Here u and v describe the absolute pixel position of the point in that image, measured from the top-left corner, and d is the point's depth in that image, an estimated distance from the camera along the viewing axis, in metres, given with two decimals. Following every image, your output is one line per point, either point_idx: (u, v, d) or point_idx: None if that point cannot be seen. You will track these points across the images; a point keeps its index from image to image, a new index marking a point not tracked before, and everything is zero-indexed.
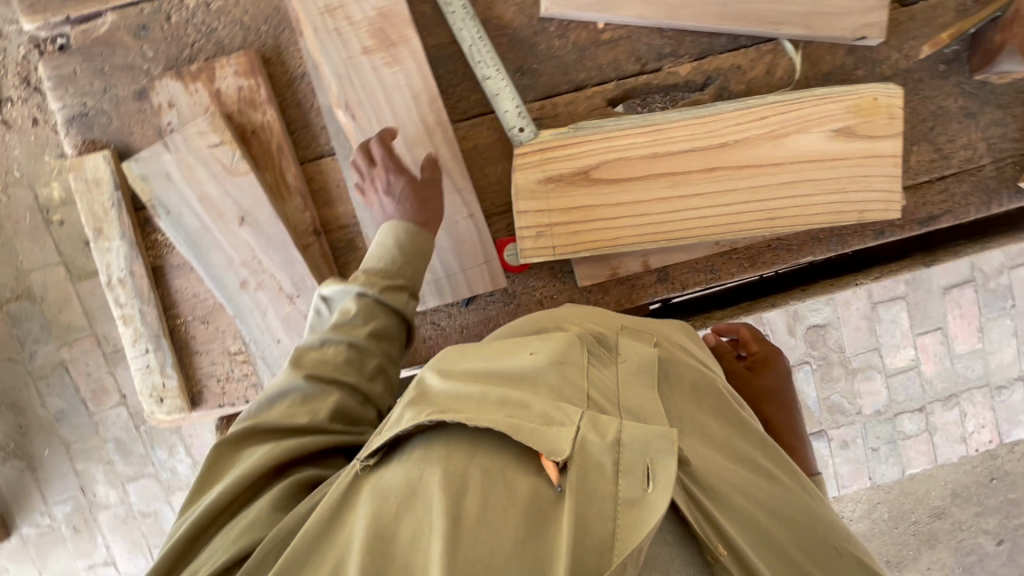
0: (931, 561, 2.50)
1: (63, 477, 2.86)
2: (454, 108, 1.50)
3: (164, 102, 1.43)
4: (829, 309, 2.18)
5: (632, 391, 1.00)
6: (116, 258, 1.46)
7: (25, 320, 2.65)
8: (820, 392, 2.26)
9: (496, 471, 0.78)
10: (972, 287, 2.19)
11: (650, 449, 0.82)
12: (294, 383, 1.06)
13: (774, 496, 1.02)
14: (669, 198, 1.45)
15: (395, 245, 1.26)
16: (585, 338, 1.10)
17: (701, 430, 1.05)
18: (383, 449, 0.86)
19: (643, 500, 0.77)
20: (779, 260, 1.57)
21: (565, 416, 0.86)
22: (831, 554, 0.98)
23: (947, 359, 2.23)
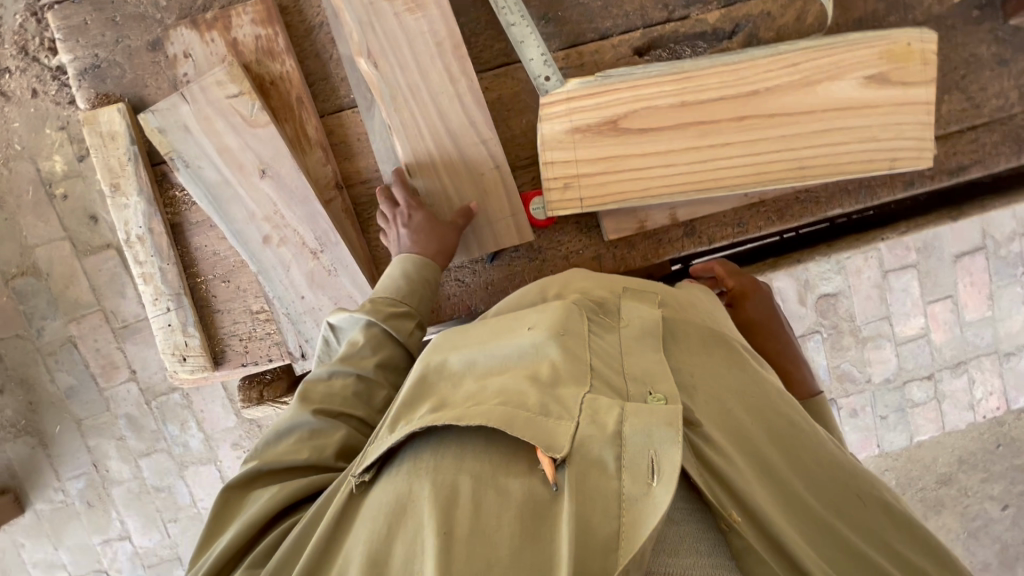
0: (938, 526, 2.48)
1: (75, 453, 2.85)
2: (478, 57, 1.47)
3: (179, 51, 1.38)
4: (840, 278, 2.15)
5: (635, 355, 0.94)
6: (133, 215, 1.43)
7: (32, 296, 2.62)
8: (830, 360, 2.25)
9: (487, 476, 0.75)
10: (983, 255, 2.17)
11: (654, 439, 0.76)
12: (301, 420, 1.02)
13: (795, 448, 0.93)
14: (698, 148, 1.42)
15: (401, 275, 1.28)
16: (584, 304, 1.03)
17: (714, 384, 0.97)
18: (376, 462, 0.83)
19: (648, 497, 0.71)
20: (807, 213, 1.56)
21: (564, 408, 0.80)
22: (858, 504, 0.90)
23: (956, 327, 2.23)
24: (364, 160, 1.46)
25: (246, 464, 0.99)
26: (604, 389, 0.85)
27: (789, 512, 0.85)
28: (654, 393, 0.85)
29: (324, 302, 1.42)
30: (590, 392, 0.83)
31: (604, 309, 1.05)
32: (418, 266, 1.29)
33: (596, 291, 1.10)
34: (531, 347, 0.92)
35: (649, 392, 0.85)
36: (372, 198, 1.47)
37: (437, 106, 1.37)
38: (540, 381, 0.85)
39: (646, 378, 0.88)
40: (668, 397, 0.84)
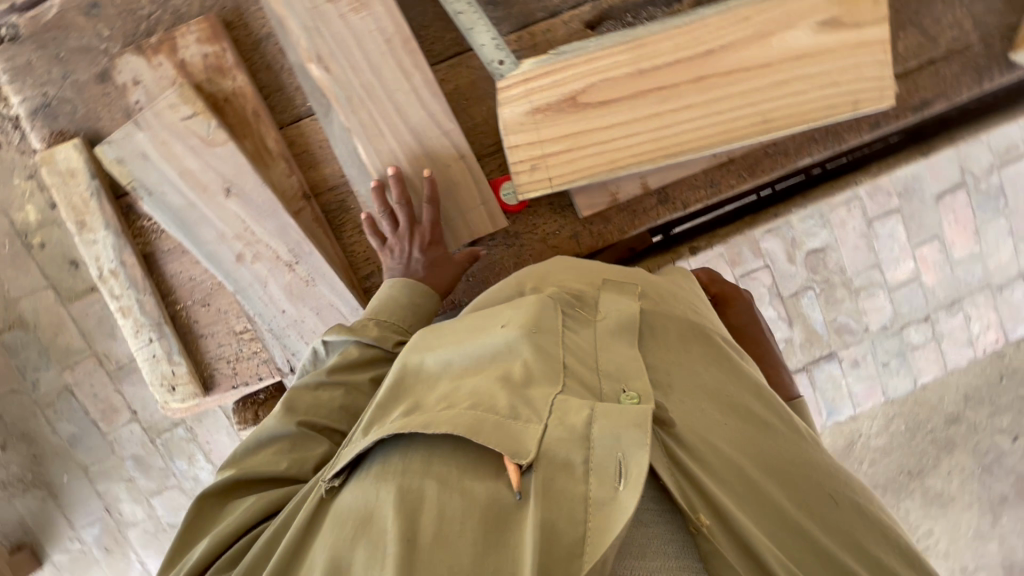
0: (952, 466, 2.49)
1: (86, 501, 2.83)
2: (431, 50, 1.46)
3: (129, 80, 1.37)
4: (826, 232, 2.16)
5: (610, 349, 0.93)
6: (103, 250, 1.41)
7: (22, 348, 2.60)
8: (825, 315, 2.24)
9: (452, 483, 0.76)
10: (964, 190, 2.17)
11: (622, 444, 0.75)
12: (281, 433, 1.04)
13: (771, 448, 0.92)
14: (658, 116, 1.41)
15: (407, 302, 1.27)
16: (559, 298, 1.02)
17: (689, 384, 0.95)
18: (348, 466, 0.86)
19: (615, 500, 0.71)
20: (777, 166, 1.56)
21: (533, 411, 0.80)
22: (832, 506, 0.89)
23: (946, 266, 2.23)
24: (329, 167, 1.45)
25: (223, 472, 1.02)
26: (577, 387, 0.86)
27: (762, 514, 0.84)
28: (627, 391, 0.85)
29: (305, 314, 1.41)
30: (561, 391, 0.83)
31: (582, 301, 1.04)
32: (418, 293, 1.29)
33: (575, 283, 1.09)
34: (505, 346, 0.92)
35: (623, 389, 0.86)
36: (341, 203, 1.46)
37: (394, 104, 1.36)
38: (511, 384, 0.85)
39: (620, 374, 0.89)
40: (642, 395, 0.84)
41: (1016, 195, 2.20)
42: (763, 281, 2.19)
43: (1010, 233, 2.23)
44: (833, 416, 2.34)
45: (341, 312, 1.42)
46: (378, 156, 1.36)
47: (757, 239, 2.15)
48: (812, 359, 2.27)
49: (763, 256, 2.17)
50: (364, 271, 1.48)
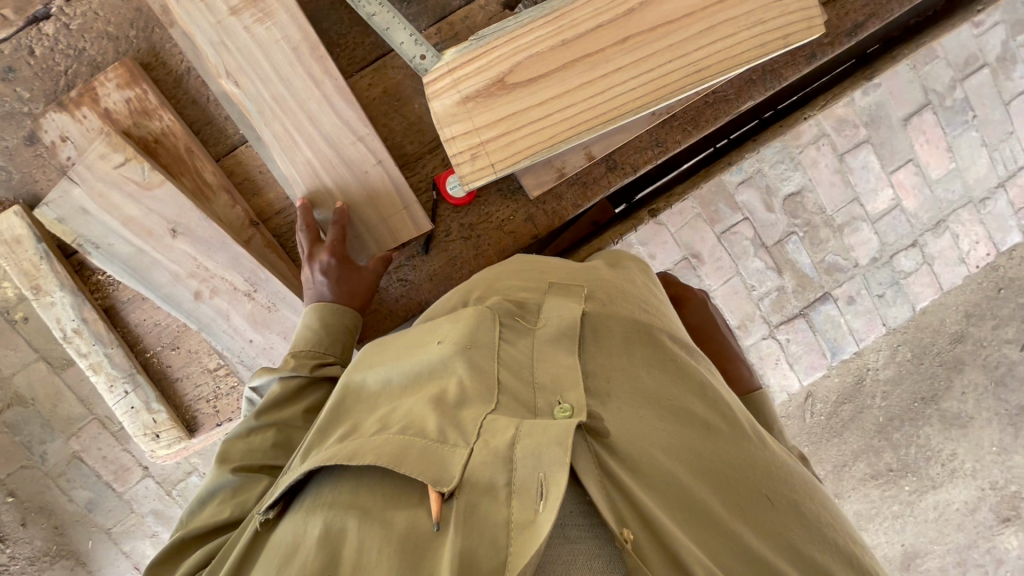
0: (965, 385, 2.47)
1: (114, 562, 2.86)
2: (352, 57, 1.47)
3: (56, 137, 1.36)
4: (800, 174, 2.09)
5: (548, 361, 0.94)
6: (63, 310, 1.41)
7: (24, 424, 2.59)
8: (813, 257, 2.20)
9: (375, 513, 0.75)
10: (931, 110, 2.11)
11: (543, 463, 0.74)
12: (221, 484, 0.99)
13: (708, 452, 0.92)
14: (593, 81, 1.40)
15: (319, 325, 1.25)
16: (499, 308, 1.01)
17: (628, 391, 0.94)
18: (282, 498, 0.84)
19: (535, 521, 0.69)
20: (720, 114, 1.55)
21: (460, 434, 0.81)
22: (767, 507, 0.89)
23: (925, 188, 2.19)
24: (272, 191, 1.45)
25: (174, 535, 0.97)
26: (510, 404, 0.87)
27: (696, 521, 0.83)
28: (561, 403, 0.86)
29: (273, 339, 1.41)
30: (494, 411, 0.85)
31: (524, 309, 1.03)
32: (330, 313, 1.26)
33: (520, 289, 1.08)
34: (439, 363, 0.93)
35: (558, 402, 0.87)
36: (290, 225, 1.47)
37: (323, 117, 1.36)
38: (443, 407, 0.85)
39: (556, 387, 0.90)
40: (576, 407, 0.85)
41: (983, 105, 2.15)
42: (744, 234, 2.14)
43: (982, 144, 2.19)
44: (837, 355, 2.29)
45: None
46: (297, 167, 1.36)
47: (732, 192, 2.09)
48: (807, 303, 2.23)
49: (741, 209, 2.11)
50: None
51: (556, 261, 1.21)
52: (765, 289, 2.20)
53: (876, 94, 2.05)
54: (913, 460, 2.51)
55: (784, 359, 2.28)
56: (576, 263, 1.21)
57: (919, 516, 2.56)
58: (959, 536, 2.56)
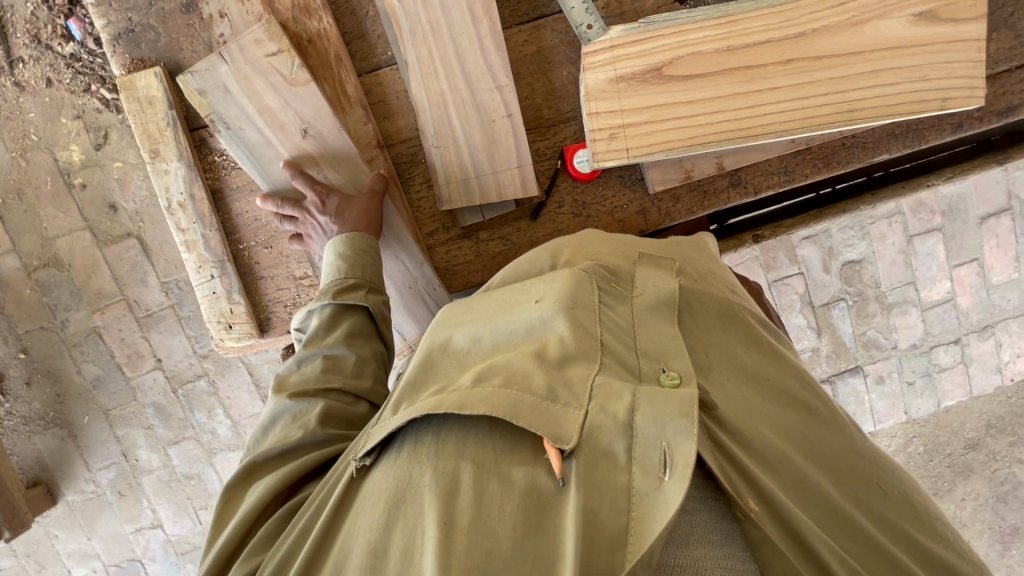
0: (966, 492, 2.41)
1: (104, 444, 2.76)
2: (516, 10, 1.43)
3: (215, 12, 1.37)
4: (865, 244, 2.13)
5: (649, 329, 0.88)
6: (174, 181, 1.41)
7: (54, 287, 2.56)
8: (856, 328, 2.20)
9: (488, 464, 0.70)
10: (1009, 216, 2.09)
11: (667, 432, 0.69)
12: (280, 409, 1.01)
13: (811, 434, 0.87)
14: (747, 94, 1.39)
15: (334, 258, 1.24)
16: (595, 272, 0.96)
17: (728, 366, 0.90)
18: (378, 446, 0.79)
19: (658, 492, 0.65)
20: (854, 159, 1.53)
21: (573, 395, 0.75)
22: (878, 495, 0.83)
23: (982, 290, 2.17)
24: (404, 118, 1.44)
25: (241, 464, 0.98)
26: (615, 367, 0.81)
27: (808, 502, 0.78)
28: (668, 371, 0.79)
29: None
30: (600, 372, 0.78)
31: (617, 276, 0.98)
32: (341, 243, 1.25)
33: (608, 256, 1.03)
34: (538, 321, 0.88)
35: (663, 369, 0.80)
36: (412, 156, 1.46)
37: (481, 60, 1.35)
38: (546, 363, 0.79)
39: (660, 354, 0.83)
40: (683, 376, 0.79)
41: None
42: (795, 288, 2.19)
43: None
44: None
45: (408, 266, 1.45)
46: (430, 95, 1.36)
47: (795, 244, 2.15)
48: (837, 371, 2.25)
49: (798, 262, 2.17)
50: (426, 229, 1.49)
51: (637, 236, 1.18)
52: (801, 346, 2.23)
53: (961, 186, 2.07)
54: None
55: None
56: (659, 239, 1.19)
57: None
58: None
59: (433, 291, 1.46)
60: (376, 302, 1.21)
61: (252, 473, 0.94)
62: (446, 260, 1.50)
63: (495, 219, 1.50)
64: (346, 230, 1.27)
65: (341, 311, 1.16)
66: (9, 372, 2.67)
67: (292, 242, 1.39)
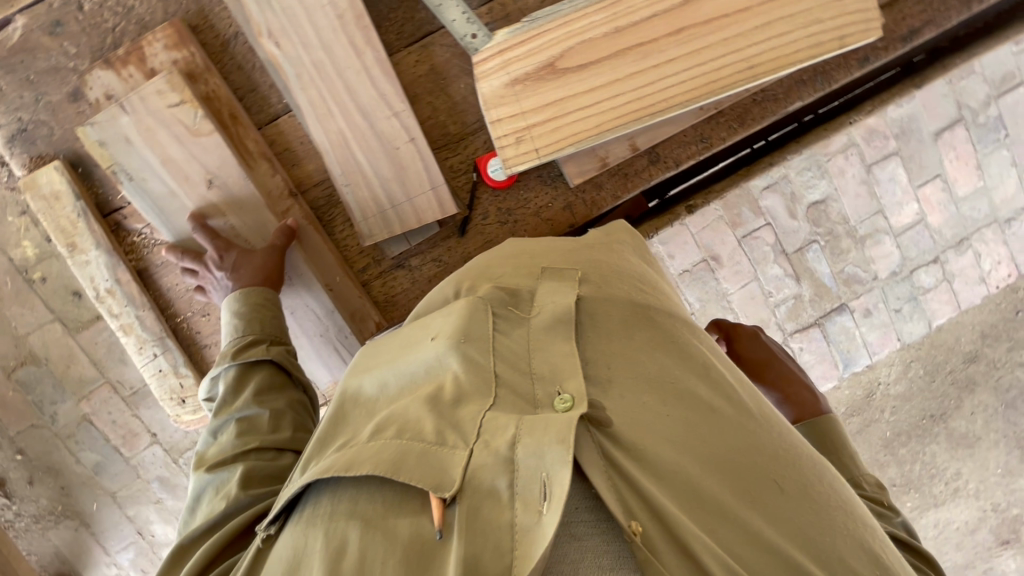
0: (975, 405, 2.38)
1: (118, 525, 2.60)
2: (400, 32, 1.42)
3: (100, 95, 1.34)
4: (826, 182, 2.02)
5: (544, 349, 0.88)
6: (97, 270, 1.41)
7: (35, 383, 2.39)
8: (833, 267, 2.12)
9: (375, 520, 0.72)
10: (962, 126, 2.05)
11: (546, 461, 0.70)
12: (204, 482, 0.99)
13: (713, 435, 0.85)
14: (643, 71, 1.37)
15: (233, 315, 1.24)
16: (492, 297, 0.97)
17: (630, 376, 0.89)
18: (282, 512, 0.81)
19: (536, 526, 0.67)
20: (768, 113, 1.52)
21: (459, 435, 0.77)
22: (776, 492, 0.83)
23: (951, 205, 2.12)
24: (311, 162, 1.44)
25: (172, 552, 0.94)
26: (509, 398, 0.82)
27: (705, 512, 0.77)
28: (561, 393, 0.81)
29: (298, 305, 1.43)
30: (492, 407, 0.80)
31: (517, 297, 0.98)
32: (246, 299, 1.26)
33: (510, 276, 1.04)
34: (435, 360, 0.90)
35: (557, 392, 0.82)
36: (328, 198, 1.46)
37: (374, 92, 1.34)
38: (440, 406, 0.81)
39: (554, 376, 0.84)
40: (576, 397, 0.80)
41: (1017, 123, 2.08)
42: (765, 240, 2.05)
43: (1014, 163, 2.12)
44: (849, 367, 2.21)
45: (318, 314, 1.44)
46: (329, 136, 1.35)
47: (756, 197, 2.01)
48: (824, 314, 2.15)
49: (763, 214, 2.03)
50: (358, 266, 1.49)
51: (551, 242, 1.17)
52: (782, 297, 2.12)
53: (909, 106, 1.99)
54: (916, 476, 2.43)
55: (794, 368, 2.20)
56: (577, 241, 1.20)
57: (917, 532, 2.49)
58: (957, 555, 2.52)
59: (345, 339, 1.45)
60: (280, 351, 1.21)
61: (181, 553, 0.90)
62: (383, 292, 1.50)
63: (424, 243, 1.49)
64: (241, 286, 1.28)
65: (246, 369, 1.16)
66: (9, 475, 2.49)
67: (196, 293, 1.39)
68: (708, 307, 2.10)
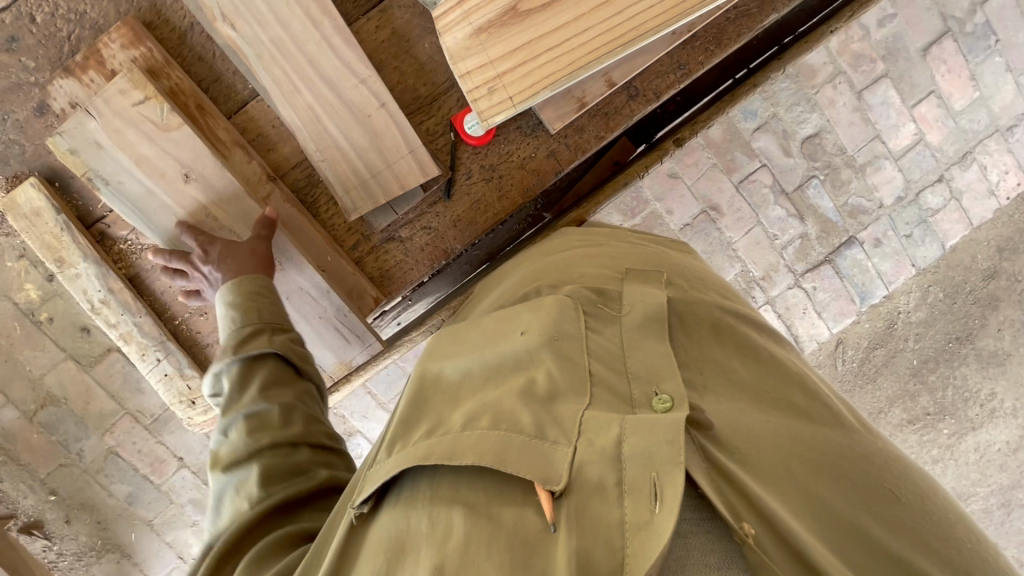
0: (1001, 322, 2.26)
1: (159, 554, 2.46)
2: (357, 1, 1.40)
3: (65, 104, 1.33)
4: (817, 115, 1.97)
5: (639, 348, 0.81)
6: (88, 281, 1.41)
7: (58, 423, 2.20)
8: (835, 200, 2.06)
9: (480, 509, 0.66)
10: (951, 37, 1.98)
11: (656, 461, 0.63)
12: (221, 484, 0.99)
13: (815, 440, 0.80)
14: (611, 1, 1.31)
15: (231, 306, 1.22)
16: (579, 296, 0.89)
17: (723, 381, 0.84)
18: (375, 492, 0.75)
19: (651, 525, 0.60)
20: (744, 30, 1.46)
21: (561, 431, 0.70)
22: (893, 502, 0.77)
23: (949, 120, 2.05)
24: (287, 145, 1.42)
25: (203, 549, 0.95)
26: (605, 397, 0.75)
27: (818, 518, 0.72)
28: (659, 394, 0.74)
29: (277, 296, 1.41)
30: (590, 407, 0.73)
31: (606, 296, 0.90)
32: (242, 288, 1.24)
33: (592, 274, 0.97)
34: (525, 354, 0.80)
35: (655, 392, 0.75)
36: (308, 179, 1.44)
37: (337, 62, 1.32)
38: (535, 401, 0.73)
39: (651, 375, 0.78)
40: (676, 398, 0.74)
41: (1006, 28, 2.00)
42: (763, 181, 2.02)
43: (1008, 69, 2.04)
44: (866, 300, 2.17)
45: (313, 296, 1.42)
46: (298, 112, 1.32)
47: (747, 139, 1.99)
48: (833, 249, 2.10)
49: (757, 155, 2.00)
50: (349, 243, 1.47)
51: (625, 245, 1.11)
52: (788, 238, 2.07)
53: (892, 25, 1.95)
54: (951, 402, 2.32)
55: (811, 309, 2.15)
56: (646, 246, 1.14)
57: (959, 459, 2.37)
58: (1003, 477, 2.38)
59: (344, 319, 1.44)
60: (284, 342, 1.18)
61: (207, 554, 0.91)
62: (377, 267, 1.48)
63: (412, 212, 1.48)
64: (232, 277, 1.26)
65: (250, 362, 1.12)
66: (47, 517, 2.32)
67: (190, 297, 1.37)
68: (715, 258, 2.06)
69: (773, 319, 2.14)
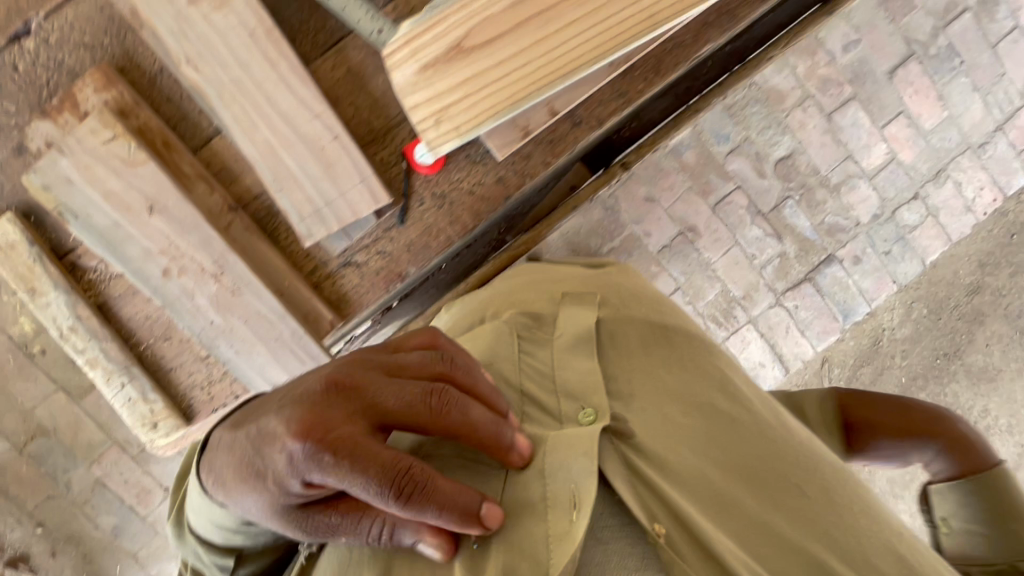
0: (988, 337, 2.27)
1: None
2: (315, 42, 1.48)
3: (41, 144, 1.42)
4: (789, 138, 2.01)
5: (566, 366, 0.95)
6: (58, 309, 1.48)
7: (47, 454, 2.24)
8: (812, 219, 2.09)
9: None
10: (916, 60, 2.04)
11: (573, 473, 0.79)
12: None
13: (733, 444, 0.93)
14: (545, 37, 1.35)
15: None
16: (516, 321, 1.05)
17: (651, 389, 0.96)
18: None
19: (571, 531, 0.75)
20: (681, 60, 1.54)
21: None
22: (799, 496, 0.91)
23: (920, 139, 2.09)
24: (249, 177, 1.49)
25: None
26: (536, 414, 0.90)
27: (733, 518, 0.85)
28: (585, 408, 0.88)
29: (233, 323, 1.47)
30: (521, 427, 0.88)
31: (541, 321, 1.06)
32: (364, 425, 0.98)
33: (532, 301, 1.12)
34: None
35: (581, 406, 0.89)
36: (270, 210, 1.50)
37: (293, 98, 1.40)
38: None
39: (577, 392, 0.91)
40: (599, 410, 0.88)
41: (970, 50, 2.07)
42: (738, 203, 2.04)
43: (975, 89, 2.09)
44: (849, 318, 2.18)
45: (270, 318, 1.48)
46: (258, 146, 1.41)
47: (722, 162, 2.00)
48: (812, 268, 2.12)
49: (731, 178, 2.02)
50: (307, 269, 1.54)
51: (567, 271, 1.25)
52: (766, 258, 2.09)
53: (856, 50, 2.01)
54: None
55: (793, 327, 2.16)
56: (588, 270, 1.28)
57: None
58: None
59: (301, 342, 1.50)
60: None
61: None
62: (334, 292, 1.55)
63: (368, 237, 1.55)
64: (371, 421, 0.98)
65: None
66: (33, 550, 2.33)
67: None
68: (693, 279, 2.06)
69: (755, 338, 2.14)
